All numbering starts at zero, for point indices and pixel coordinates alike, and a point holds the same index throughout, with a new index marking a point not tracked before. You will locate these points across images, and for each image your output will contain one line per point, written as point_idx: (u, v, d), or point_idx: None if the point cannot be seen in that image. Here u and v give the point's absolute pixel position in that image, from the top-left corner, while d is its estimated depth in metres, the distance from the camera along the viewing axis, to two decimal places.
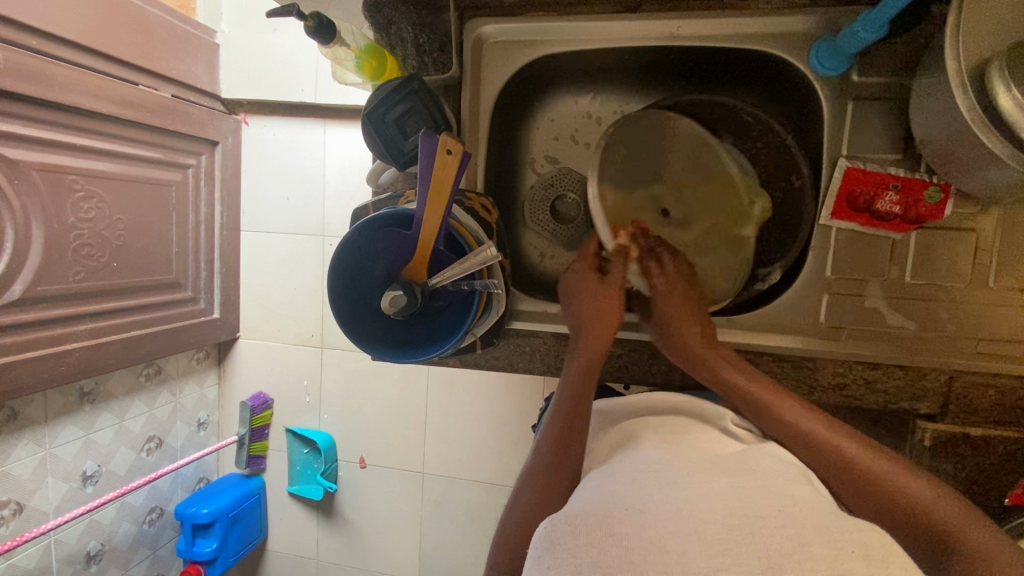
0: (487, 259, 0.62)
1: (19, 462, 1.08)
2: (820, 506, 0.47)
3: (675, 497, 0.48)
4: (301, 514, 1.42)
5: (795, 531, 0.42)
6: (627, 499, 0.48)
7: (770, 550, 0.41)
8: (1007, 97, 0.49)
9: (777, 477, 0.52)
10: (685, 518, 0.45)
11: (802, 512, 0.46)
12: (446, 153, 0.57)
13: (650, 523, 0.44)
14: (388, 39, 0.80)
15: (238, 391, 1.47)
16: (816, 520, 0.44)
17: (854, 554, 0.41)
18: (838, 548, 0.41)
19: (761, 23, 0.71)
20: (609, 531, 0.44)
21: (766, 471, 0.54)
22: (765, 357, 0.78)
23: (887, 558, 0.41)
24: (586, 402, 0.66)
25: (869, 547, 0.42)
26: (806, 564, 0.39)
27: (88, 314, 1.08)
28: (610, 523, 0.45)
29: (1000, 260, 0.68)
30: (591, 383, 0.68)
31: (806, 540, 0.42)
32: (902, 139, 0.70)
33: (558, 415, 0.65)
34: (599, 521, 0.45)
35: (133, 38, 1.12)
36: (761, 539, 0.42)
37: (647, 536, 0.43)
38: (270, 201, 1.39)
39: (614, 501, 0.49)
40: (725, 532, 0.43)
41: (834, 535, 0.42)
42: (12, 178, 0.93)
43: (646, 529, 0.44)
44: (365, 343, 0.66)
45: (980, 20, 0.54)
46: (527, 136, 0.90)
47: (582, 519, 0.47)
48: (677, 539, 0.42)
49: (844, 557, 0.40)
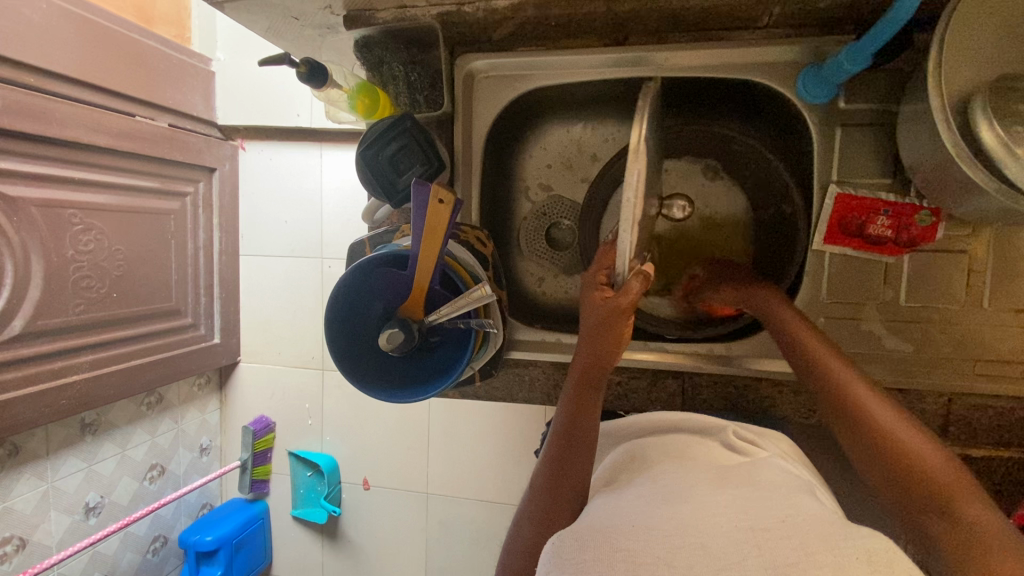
0: (483, 298, 0.62)
1: (22, 496, 1.08)
2: (825, 517, 0.47)
3: (681, 512, 0.48)
4: (306, 538, 1.41)
5: (801, 542, 0.43)
6: (636, 517, 0.49)
7: (776, 561, 0.41)
8: (987, 130, 0.51)
9: (780, 489, 0.52)
10: (690, 534, 0.45)
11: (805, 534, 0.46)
12: (438, 202, 0.59)
13: (656, 541, 0.45)
14: (379, 77, 0.84)
15: (239, 416, 1.47)
16: (819, 531, 0.44)
17: (857, 564, 0.40)
18: (842, 556, 0.41)
19: (745, 53, 0.72)
20: (617, 547, 0.45)
21: (770, 483, 0.54)
22: (764, 383, 0.83)
23: (893, 564, 0.40)
24: (582, 431, 0.64)
25: (872, 549, 0.42)
26: (809, 573, 0.40)
27: (88, 346, 1.08)
28: (616, 539, 0.46)
29: (995, 281, 0.69)
30: (587, 407, 0.66)
31: (811, 549, 0.42)
32: (892, 164, 0.70)
33: (555, 439, 0.65)
34: (605, 537, 0.47)
35: (129, 70, 1.14)
36: (767, 552, 0.42)
37: (655, 552, 0.43)
38: (269, 225, 1.40)
39: (622, 517, 0.50)
40: (734, 547, 0.43)
41: (836, 542, 0.43)
42: (11, 216, 0.94)
43: (653, 546, 0.44)
44: (357, 378, 0.66)
45: (965, 48, 0.55)
46: (522, 167, 0.92)
47: (592, 534, 0.48)
48: (684, 553, 0.43)
49: (849, 564, 0.40)
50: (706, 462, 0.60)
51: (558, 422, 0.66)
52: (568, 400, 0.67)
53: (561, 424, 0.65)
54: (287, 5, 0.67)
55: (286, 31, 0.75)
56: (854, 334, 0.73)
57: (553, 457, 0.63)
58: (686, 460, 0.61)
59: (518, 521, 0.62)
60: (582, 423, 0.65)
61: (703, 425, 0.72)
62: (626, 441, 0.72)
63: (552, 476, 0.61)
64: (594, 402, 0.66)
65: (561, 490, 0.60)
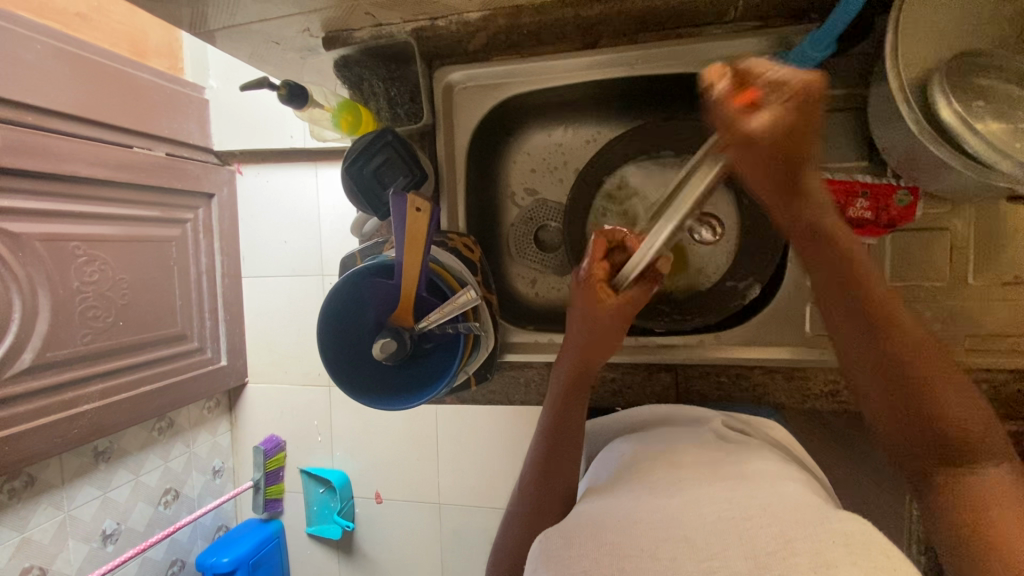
0: (469, 302, 0.64)
1: (40, 526, 1.10)
2: (811, 503, 0.48)
3: (668, 505, 0.49)
4: (322, 554, 1.42)
5: (780, 529, 0.43)
6: (627, 511, 0.49)
7: (755, 550, 0.42)
8: (948, 108, 0.53)
9: (767, 478, 0.53)
10: (674, 526, 0.46)
11: (787, 508, 0.47)
12: (415, 210, 0.60)
13: (644, 534, 0.46)
14: (360, 94, 0.88)
15: (251, 437, 1.49)
16: (803, 516, 0.45)
17: (833, 548, 0.41)
18: (820, 541, 0.42)
19: (716, 49, 0.73)
20: (603, 542, 0.46)
21: (758, 471, 0.55)
22: (756, 370, 0.84)
23: (868, 546, 0.41)
24: (570, 429, 0.67)
25: (850, 535, 0.43)
26: (787, 560, 0.40)
27: (97, 375, 1.11)
28: (603, 534, 0.47)
29: (978, 257, 0.70)
30: (574, 398, 0.69)
31: (790, 536, 0.42)
32: (868, 147, 0.72)
33: (544, 431, 0.68)
34: (593, 533, 0.47)
35: (124, 104, 1.17)
36: (748, 541, 0.43)
37: (639, 545, 0.44)
38: (270, 246, 1.42)
39: (612, 511, 0.51)
40: (714, 537, 0.44)
41: (815, 526, 0.43)
42: (16, 251, 0.96)
43: (638, 538, 0.45)
44: (352, 390, 0.69)
45: (919, 35, 0.57)
46: (506, 172, 0.93)
47: (578, 531, 0.48)
48: (667, 546, 0.44)
49: (826, 549, 0.41)
50: (694, 453, 0.61)
51: (545, 425, 0.68)
52: (554, 399, 0.70)
53: (550, 421, 0.68)
54: (266, 30, 0.70)
55: (269, 55, 0.79)
56: None
57: (540, 456, 0.66)
58: (678, 453, 0.61)
59: (509, 524, 0.65)
60: (571, 423, 0.67)
61: (693, 416, 0.73)
62: (621, 437, 0.73)
63: (542, 478, 0.64)
64: (581, 400, 0.69)
65: (550, 491, 0.62)
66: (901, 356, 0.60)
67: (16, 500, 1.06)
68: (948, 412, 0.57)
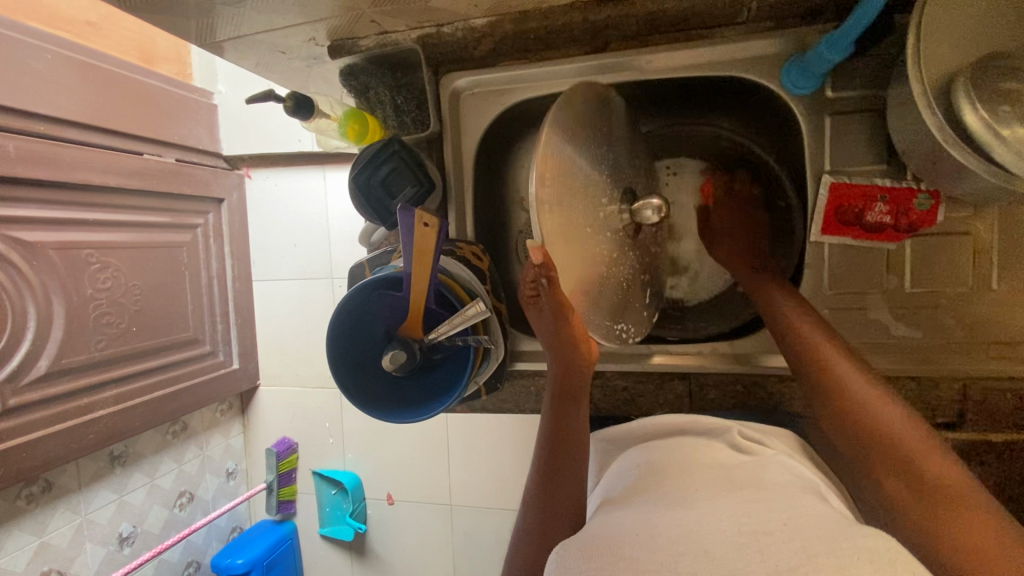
0: (478, 314, 0.63)
1: (58, 530, 1.11)
2: (832, 517, 0.46)
3: (683, 518, 0.48)
4: (336, 556, 1.43)
5: (803, 545, 0.42)
6: (644, 524, 0.49)
7: (777, 567, 0.41)
8: (973, 114, 0.52)
9: (786, 489, 0.52)
10: (693, 540, 0.45)
11: (813, 523, 0.45)
12: (424, 225, 0.60)
13: (660, 549, 0.45)
14: (367, 102, 0.87)
15: (263, 440, 1.49)
16: (823, 530, 0.44)
17: (860, 565, 0.39)
18: (843, 557, 0.40)
19: (730, 51, 0.73)
20: (620, 557, 0.45)
21: (777, 482, 0.54)
22: (773, 378, 0.83)
23: (890, 562, 0.39)
24: (567, 438, 0.69)
25: (870, 550, 0.41)
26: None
27: (111, 381, 1.12)
28: (623, 549, 0.46)
29: (1003, 263, 0.68)
30: (565, 407, 0.72)
31: (813, 551, 0.41)
32: (887, 149, 0.70)
33: (543, 452, 0.70)
34: (611, 549, 0.47)
35: (135, 110, 1.17)
36: (767, 556, 0.42)
37: (657, 561, 0.43)
38: (280, 249, 1.42)
39: (625, 528, 0.50)
40: (735, 553, 0.43)
41: (836, 544, 0.42)
42: (31, 260, 0.97)
43: (656, 555, 0.44)
44: (363, 404, 0.68)
45: (939, 38, 0.56)
46: (516, 177, 0.92)
47: (595, 547, 0.48)
48: (686, 561, 0.43)
49: (850, 564, 0.39)
50: (709, 466, 0.60)
51: (543, 439, 0.71)
52: (549, 411, 0.72)
53: (546, 433, 0.71)
54: (272, 40, 0.69)
55: (275, 64, 0.78)
56: (861, 323, 0.72)
57: (543, 470, 0.68)
58: (687, 466, 0.60)
59: (520, 530, 0.66)
60: (571, 438, 0.69)
61: (711, 426, 0.72)
62: (636, 446, 0.73)
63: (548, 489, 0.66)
64: (570, 410, 0.71)
65: (558, 500, 0.64)
66: (839, 395, 0.64)
67: (34, 505, 1.07)
68: (902, 440, 0.58)
